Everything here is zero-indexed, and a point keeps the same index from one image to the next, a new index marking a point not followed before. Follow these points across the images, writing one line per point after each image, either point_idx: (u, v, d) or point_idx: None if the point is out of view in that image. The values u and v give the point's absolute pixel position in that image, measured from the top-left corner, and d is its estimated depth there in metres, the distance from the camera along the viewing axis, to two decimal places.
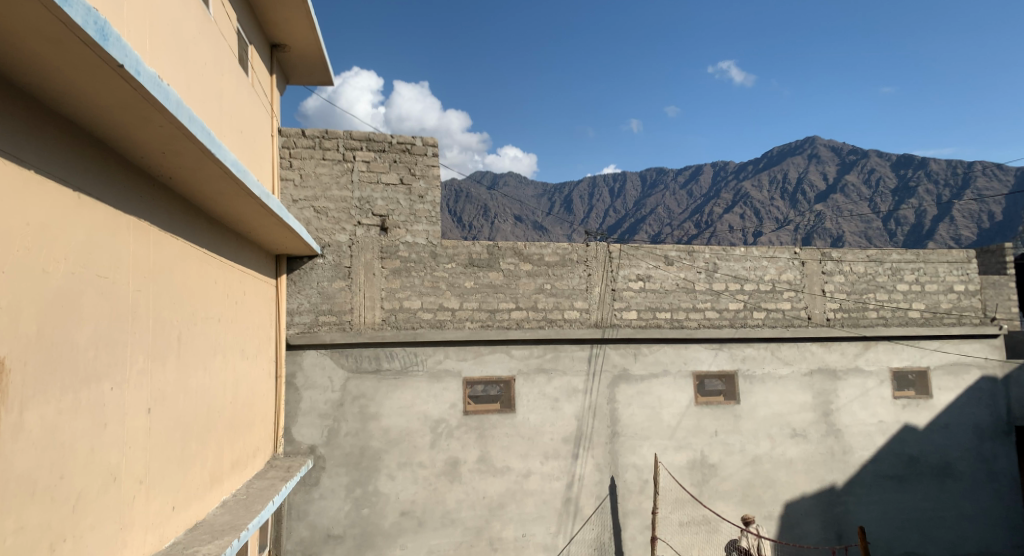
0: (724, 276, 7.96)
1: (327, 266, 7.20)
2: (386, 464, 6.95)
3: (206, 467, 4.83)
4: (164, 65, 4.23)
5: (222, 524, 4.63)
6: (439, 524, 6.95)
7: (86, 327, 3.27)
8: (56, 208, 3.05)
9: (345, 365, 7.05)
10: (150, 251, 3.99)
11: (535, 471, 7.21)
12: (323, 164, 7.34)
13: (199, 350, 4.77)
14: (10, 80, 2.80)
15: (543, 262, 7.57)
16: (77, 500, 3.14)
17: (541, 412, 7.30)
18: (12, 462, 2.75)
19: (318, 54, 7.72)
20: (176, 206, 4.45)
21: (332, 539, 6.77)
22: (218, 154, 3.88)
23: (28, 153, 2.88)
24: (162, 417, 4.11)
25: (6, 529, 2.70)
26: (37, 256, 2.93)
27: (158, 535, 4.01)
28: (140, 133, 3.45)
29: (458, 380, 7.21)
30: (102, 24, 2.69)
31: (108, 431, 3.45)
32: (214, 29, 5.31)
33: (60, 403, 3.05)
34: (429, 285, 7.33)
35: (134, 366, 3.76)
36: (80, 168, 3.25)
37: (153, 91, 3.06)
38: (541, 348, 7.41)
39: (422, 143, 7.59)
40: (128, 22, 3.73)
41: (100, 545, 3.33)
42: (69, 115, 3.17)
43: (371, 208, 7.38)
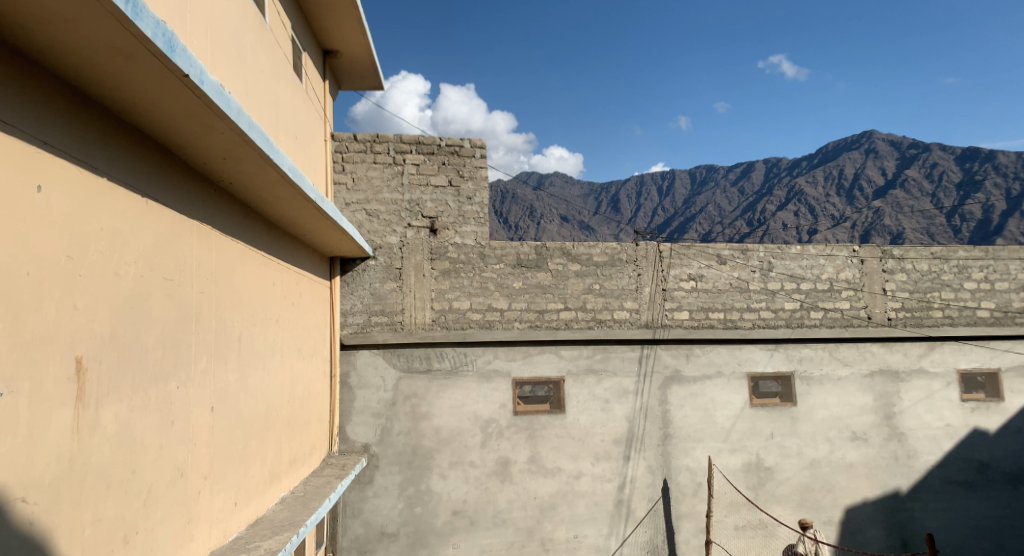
0: (780, 275, 7.78)
1: (379, 267, 7.32)
2: (438, 463, 7.03)
3: (265, 464, 4.98)
4: (223, 74, 4.37)
5: (282, 520, 4.75)
6: (491, 524, 6.99)
7: (154, 328, 3.40)
8: (126, 213, 3.18)
9: (397, 365, 7.15)
10: (211, 254, 4.13)
11: (586, 472, 7.18)
12: (374, 167, 7.47)
13: (258, 350, 4.91)
14: (83, 91, 2.92)
15: (592, 263, 7.52)
16: (147, 494, 3.27)
17: (592, 413, 7.27)
18: (90, 457, 2.86)
19: (369, 59, 7.86)
20: (235, 209, 4.58)
21: (386, 537, 6.88)
22: (275, 159, 3.99)
23: (99, 161, 3.00)
24: (224, 415, 4.24)
25: (86, 521, 2.81)
26: (111, 259, 3.04)
27: (222, 529, 4.15)
28: (203, 139, 3.57)
29: (508, 381, 7.24)
30: (170, 35, 2.77)
31: (175, 428, 3.58)
32: (270, 38, 5.46)
33: (132, 400, 3.17)
34: (478, 286, 7.37)
35: (198, 365, 3.89)
36: (146, 175, 3.37)
37: (216, 99, 3.16)
38: (590, 348, 7.38)
39: (470, 145, 7.65)
40: (191, 33, 3.85)
41: (168, 538, 3.46)
42: (136, 123, 3.29)
43: (420, 210, 7.48)
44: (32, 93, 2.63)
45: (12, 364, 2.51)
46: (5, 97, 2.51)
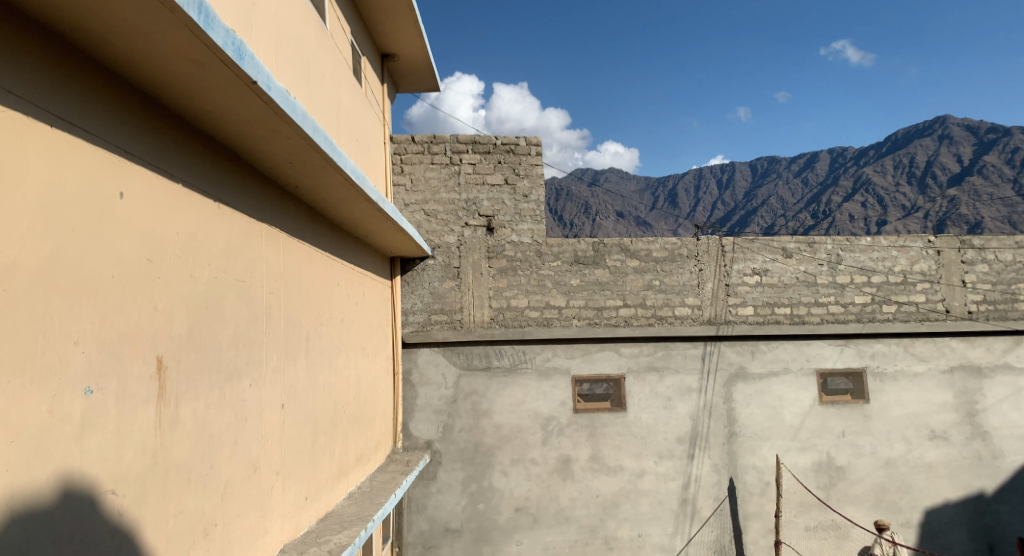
0: (849, 268, 7.50)
1: (438, 266, 7.41)
2: (499, 460, 7.07)
3: (333, 460, 5.10)
4: (287, 80, 4.48)
5: (351, 515, 4.88)
6: (554, 521, 6.99)
7: (227, 328, 3.52)
8: (200, 218, 3.30)
9: (457, 362, 7.23)
10: (280, 256, 4.26)
11: (649, 471, 7.09)
12: (432, 168, 7.57)
13: (324, 349, 5.03)
14: (157, 100, 3.01)
15: (652, 258, 7.41)
16: (224, 489, 3.40)
17: (654, 411, 7.18)
18: (172, 451, 2.97)
19: (425, 61, 7.97)
20: (301, 212, 4.71)
21: (450, 533, 6.97)
22: (338, 161, 4.09)
23: (174, 167, 3.11)
24: (294, 412, 4.37)
25: (170, 513, 2.92)
26: (187, 262, 3.16)
27: (294, 523, 4.27)
28: (269, 144, 3.67)
29: (568, 378, 7.22)
30: (239, 43, 2.84)
31: (248, 424, 3.71)
32: (331, 44, 5.58)
33: (207, 398, 3.29)
34: (536, 283, 7.36)
35: (269, 364, 4.02)
36: (216, 180, 3.50)
37: (282, 104, 3.25)
38: (651, 346, 7.29)
39: (526, 143, 7.66)
40: (257, 41, 3.97)
41: (245, 531, 3.59)
42: (207, 130, 3.40)
43: (477, 209, 7.53)
44: (114, 104, 2.71)
45: (102, 362, 2.55)
46: (91, 110, 2.57)
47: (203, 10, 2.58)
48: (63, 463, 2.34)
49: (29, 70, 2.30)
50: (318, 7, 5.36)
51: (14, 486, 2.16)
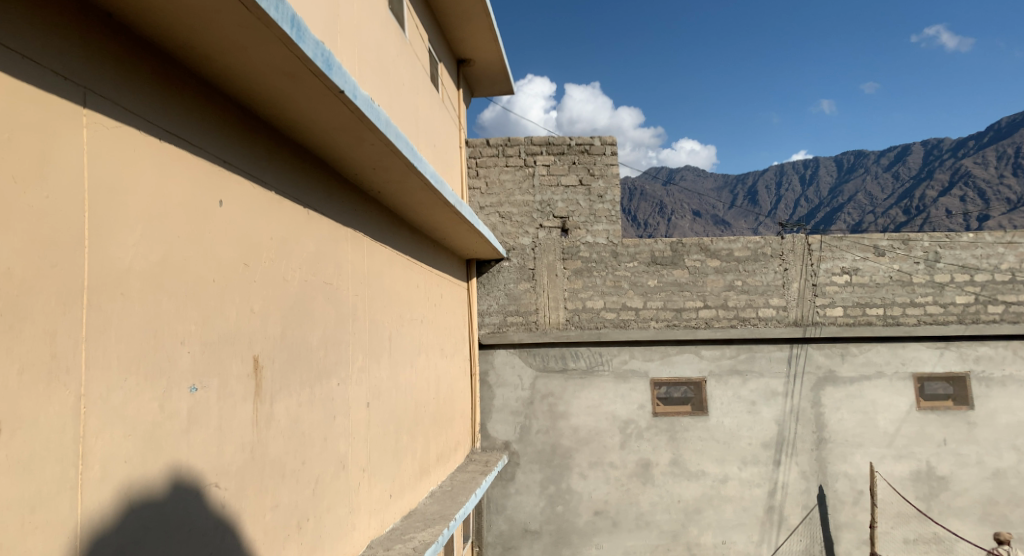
0: (949, 267, 7.08)
1: (513, 268, 7.45)
2: (577, 463, 7.04)
3: (415, 458, 5.21)
4: (370, 89, 4.61)
5: (433, 514, 4.99)
6: (635, 526, 6.91)
7: (317, 329, 3.65)
8: (291, 224, 3.44)
9: (533, 364, 7.25)
10: (363, 259, 4.38)
11: (733, 477, 6.91)
12: (507, 170, 7.63)
13: (406, 350, 5.14)
14: (252, 111, 3.14)
15: (733, 258, 7.20)
16: (315, 484, 3.53)
17: (737, 415, 6.98)
18: (268, 447, 3.10)
19: (499, 65, 8.03)
20: (382, 216, 4.84)
21: (530, 534, 7.00)
22: (419, 166, 4.19)
23: (267, 176, 3.25)
24: (379, 411, 4.49)
25: (267, 506, 3.05)
26: (280, 266, 3.30)
27: (380, 519, 4.39)
28: (355, 152, 3.79)
29: (646, 381, 7.11)
30: (327, 55, 2.93)
31: (337, 422, 3.83)
32: (410, 51, 5.70)
33: (299, 396, 3.42)
34: (612, 284, 7.28)
35: (355, 364, 4.15)
36: (305, 187, 3.64)
37: (366, 112, 3.34)
38: (733, 348, 7.09)
39: (601, 143, 7.60)
40: (342, 52, 4.09)
41: (335, 526, 3.72)
42: (296, 139, 3.54)
43: (552, 210, 7.52)
44: (212, 115, 2.83)
45: (205, 361, 2.67)
46: (191, 122, 2.68)
47: (295, 24, 2.65)
48: (172, 457, 2.44)
49: (138, 86, 2.39)
50: (398, 16, 5.48)
51: (132, 479, 2.24)
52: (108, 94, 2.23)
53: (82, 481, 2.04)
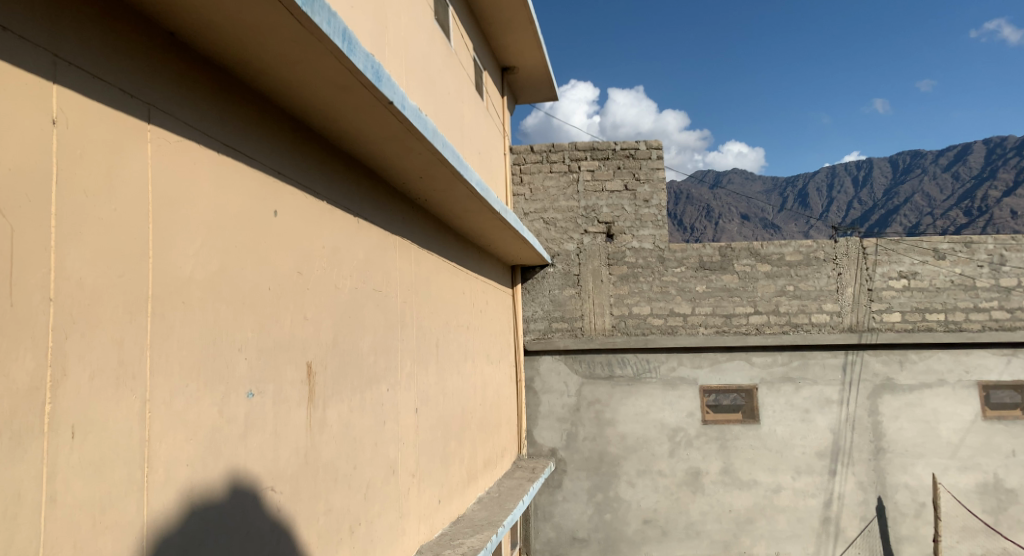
0: (1015, 270, 6.80)
1: (558, 274, 7.43)
2: (625, 471, 6.97)
3: (463, 464, 5.25)
4: (416, 99, 4.67)
5: (481, 520, 5.02)
6: (685, 536, 6.81)
7: (367, 336, 3.71)
8: (342, 232, 3.50)
9: (579, 370, 7.22)
10: (411, 266, 4.43)
11: (786, 487, 6.74)
12: (551, 176, 7.62)
13: (453, 356, 5.18)
14: (304, 122, 3.22)
15: (784, 262, 7.03)
16: (367, 489, 3.58)
17: (790, 423, 6.82)
18: (321, 452, 3.16)
19: (543, 71, 8.04)
20: (429, 223, 4.90)
21: (578, 542, 6.97)
22: (465, 174, 4.23)
23: (319, 186, 3.32)
24: (427, 416, 4.54)
25: (320, 510, 3.11)
26: (332, 274, 3.37)
27: (430, 525, 4.43)
28: (403, 161, 3.85)
29: (695, 388, 7.00)
30: (377, 67, 2.99)
31: (387, 427, 3.88)
32: (455, 61, 5.75)
33: (350, 402, 3.48)
34: (658, 290, 7.19)
35: (404, 370, 4.20)
36: (355, 196, 3.71)
37: (414, 122, 3.40)
38: (785, 354, 6.93)
39: (646, 147, 7.53)
40: (390, 62, 4.16)
41: (386, 530, 3.77)
42: (346, 149, 3.61)
43: (596, 216, 7.47)
44: (267, 128, 2.91)
45: (261, 367, 2.74)
46: (247, 134, 2.75)
47: (346, 37, 2.70)
48: (230, 461, 2.51)
49: (198, 101, 2.47)
50: (444, 26, 5.54)
51: (193, 483, 2.30)
52: (170, 110, 2.31)
53: (148, 483, 2.10)
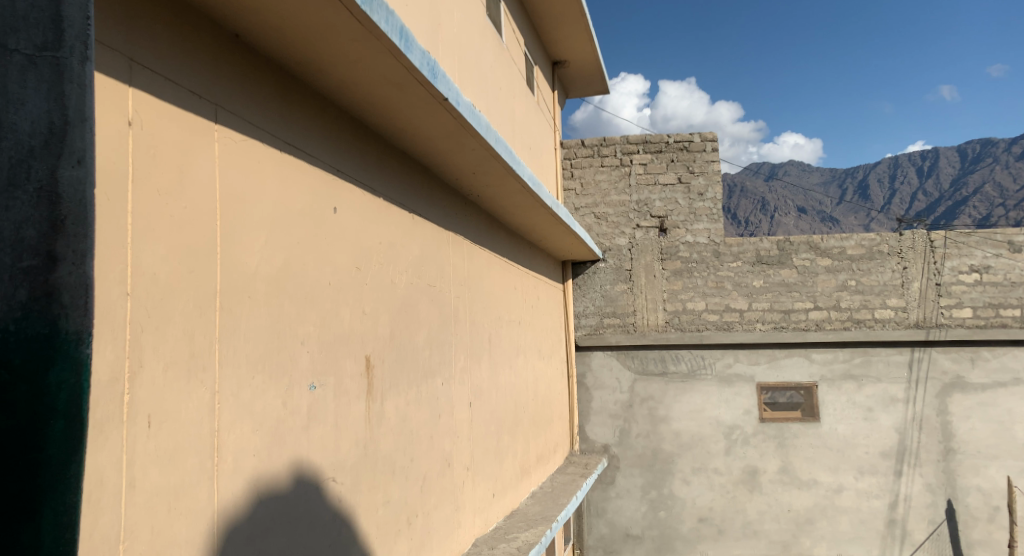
0: None
1: (609, 269, 7.38)
2: (680, 468, 6.88)
3: (517, 459, 5.27)
4: (469, 95, 4.69)
5: (535, 514, 5.03)
6: (742, 535, 6.69)
7: (422, 330, 3.75)
8: (398, 228, 3.55)
9: (632, 366, 7.15)
10: (464, 261, 4.46)
11: (848, 487, 6.56)
12: (602, 171, 7.57)
13: (505, 350, 5.21)
14: (361, 121, 3.27)
15: (846, 256, 6.80)
16: (423, 481, 3.63)
17: (852, 422, 6.62)
18: (380, 444, 3.21)
19: (594, 64, 7.98)
20: (481, 218, 4.92)
21: (631, 539, 6.93)
22: (517, 170, 4.24)
23: (376, 183, 3.37)
24: (481, 410, 4.57)
25: (379, 501, 3.17)
26: (388, 270, 3.41)
27: (484, 518, 4.46)
28: (457, 157, 3.88)
29: (752, 386, 6.85)
30: (432, 64, 3.01)
31: (442, 421, 3.92)
32: (507, 56, 5.75)
33: (407, 395, 3.53)
34: (713, 285, 7.05)
35: (458, 364, 4.23)
36: (410, 192, 3.75)
37: (468, 118, 3.41)
38: (847, 351, 6.71)
39: (701, 139, 7.38)
40: (444, 58, 4.18)
41: (443, 522, 3.82)
42: (402, 147, 3.66)
43: (649, 210, 7.38)
44: (327, 127, 2.97)
45: (323, 361, 2.80)
46: (308, 133, 2.81)
47: (403, 35, 2.73)
48: (294, 452, 2.58)
49: (262, 101, 2.53)
50: (495, 22, 5.55)
51: (259, 472, 2.37)
52: (236, 110, 2.37)
53: (217, 472, 2.17)
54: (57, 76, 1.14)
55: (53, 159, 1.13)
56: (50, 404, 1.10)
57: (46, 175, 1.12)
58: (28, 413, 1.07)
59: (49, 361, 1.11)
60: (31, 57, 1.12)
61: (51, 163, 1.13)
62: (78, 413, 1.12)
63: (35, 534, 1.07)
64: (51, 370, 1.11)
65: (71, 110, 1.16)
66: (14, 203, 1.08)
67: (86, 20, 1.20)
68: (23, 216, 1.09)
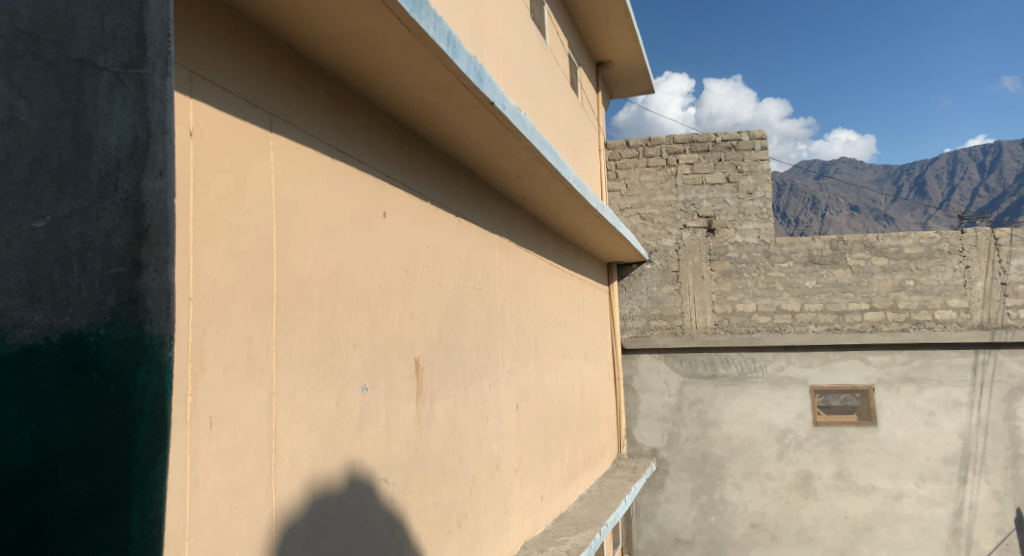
0: None
1: (656, 271, 7.30)
2: (731, 472, 6.76)
3: (564, 462, 5.26)
4: (514, 98, 4.71)
5: (584, 518, 5.02)
6: (796, 542, 6.54)
7: (470, 333, 3.78)
8: (445, 232, 3.59)
9: (680, 369, 7.06)
10: (510, 264, 4.48)
11: (909, 494, 6.34)
12: (648, 171, 7.49)
13: (552, 352, 5.20)
14: (409, 126, 3.31)
15: (903, 256, 6.58)
16: (472, 483, 3.64)
17: (912, 427, 6.40)
18: (430, 446, 3.24)
19: (638, 64, 7.91)
20: (526, 221, 4.93)
21: (682, 544, 6.85)
22: (562, 172, 4.23)
23: (424, 188, 3.41)
24: (528, 412, 4.57)
25: (430, 502, 3.19)
26: (436, 273, 3.45)
27: (533, 521, 4.46)
28: (502, 160, 3.89)
29: (805, 388, 6.68)
30: (479, 68, 3.03)
31: (490, 423, 3.94)
32: (551, 58, 5.75)
33: (456, 397, 3.55)
34: (764, 286, 6.90)
35: (505, 366, 4.24)
36: (457, 196, 3.78)
37: (514, 121, 3.42)
38: (906, 354, 6.49)
39: (749, 137, 7.24)
40: (488, 61, 4.20)
41: (492, 525, 3.83)
42: (448, 151, 3.69)
43: (696, 210, 7.27)
44: (375, 133, 3.01)
45: (374, 363, 2.84)
46: (358, 140, 2.86)
47: (451, 41, 2.76)
48: (348, 453, 2.62)
49: (314, 109, 2.58)
50: (539, 24, 5.55)
51: (315, 472, 2.42)
52: (290, 118, 2.43)
53: (275, 471, 2.22)
54: (141, 93, 1.14)
55: (137, 171, 1.13)
56: (137, 404, 1.10)
57: (132, 186, 1.12)
58: (116, 412, 1.07)
59: (135, 363, 1.11)
60: (118, 74, 1.11)
61: (136, 175, 1.12)
62: (163, 412, 1.12)
63: (125, 530, 1.06)
64: (137, 372, 1.11)
65: (154, 123, 1.15)
66: (104, 213, 1.08)
67: (167, 39, 1.20)
68: (112, 224, 1.09)
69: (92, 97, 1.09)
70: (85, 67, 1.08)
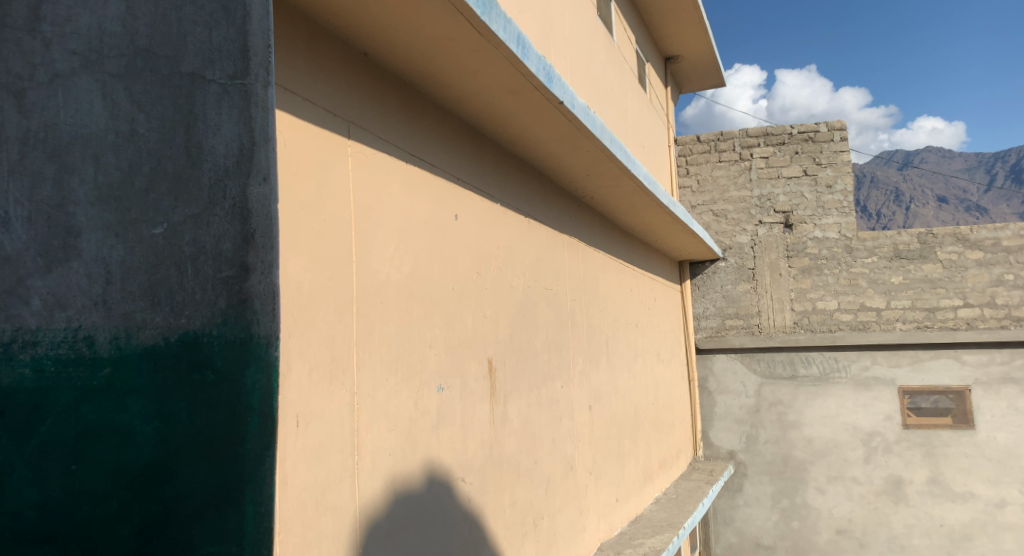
0: None
1: (730, 269, 7.11)
2: (814, 477, 6.52)
3: (639, 464, 5.19)
4: (581, 98, 4.68)
5: (660, 520, 4.94)
6: (887, 550, 6.24)
7: (541, 333, 3.78)
8: (515, 233, 3.60)
9: (758, 370, 6.85)
10: (580, 264, 4.45)
11: (1012, 502, 5.96)
12: (720, 166, 7.30)
13: (624, 353, 5.14)
14: (478, 129, 3.34)
15: (1001, 248, 6.20)
16: (548, 484, 3.65)
17: (1014, 430, 6.02)
18: (504, 446, 3.26)
19: (708, 57, 7.72)
20: (596, 220, 4.89)
21: (762, 549, 6.64)
22: (632, 169, 4.18)
23: (494, 189, 3.43)
24: (602, 412, 4.54)
25: (506, 502, 3.21)
26: (508, 274, 3.47)
27: (609, 522, 4.42)
28: (571, 160, 3.87)
29: (894, 389, 6.36)
30: (548, 68, 3.03)
31: (563, 424, 3.93)
32: (619, 55, 5.69)
33: (530, 397, 3.56)
34: (846, 283, 6.63)
35: (577, 367, 4.23)
36: (526, 197, 3.79)
37: (583, 120, 3.40)
38: (1006, 353, 6.09)
39: (828, 128, 6.98)
40: (556, 60, 4.20)
41: (569, 526, 3.83)
42: (517, 152, 3.70)
43: (773, 205, 7.03)
44: (447, 136, 3.05)
45: (449, 363, 2.88)
46: (430, 143, 2.91)
47: (520, 42, 2.76)
48: (426, 453, 2.66)
49: (387, 115, 2.64)
50: (606, 22, 5.49)
51: (395, 471, 2.47)
52: (365, 125, 2.49)
53: (358, 470, 2.28)
54: (246, 102, 1.15)
55: (243, 178, 1.13)
56: (247, 402, 1.10)
57: (238, 193, 1.13)
58: (230, 410, 1.09)
59: (245, 362, 1.11)
60: (225, 85, 1.13)
61: (242, 181, 1.13)
62: (271, 411, 1.11)
63: (239, 524, 1.07)
64: (246, 372, 1.11)
65: (258, 131, 1.16)
66: (214, 220, 1.10)
67: (269, 49, 1.21)
68: (222, 230, 1.11)
69: (202, 108, 1.11)
70: (195, 79, 1.11)
